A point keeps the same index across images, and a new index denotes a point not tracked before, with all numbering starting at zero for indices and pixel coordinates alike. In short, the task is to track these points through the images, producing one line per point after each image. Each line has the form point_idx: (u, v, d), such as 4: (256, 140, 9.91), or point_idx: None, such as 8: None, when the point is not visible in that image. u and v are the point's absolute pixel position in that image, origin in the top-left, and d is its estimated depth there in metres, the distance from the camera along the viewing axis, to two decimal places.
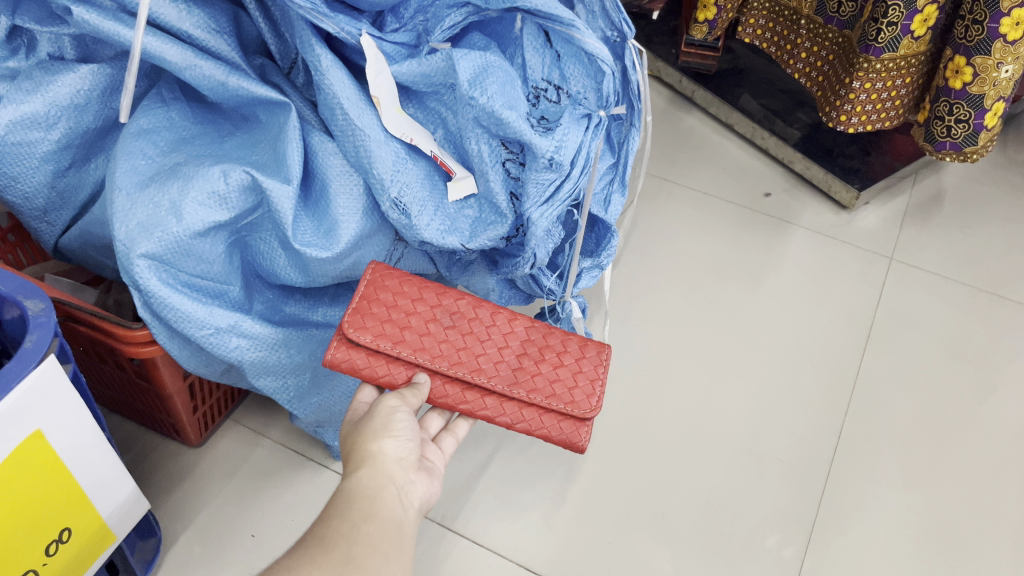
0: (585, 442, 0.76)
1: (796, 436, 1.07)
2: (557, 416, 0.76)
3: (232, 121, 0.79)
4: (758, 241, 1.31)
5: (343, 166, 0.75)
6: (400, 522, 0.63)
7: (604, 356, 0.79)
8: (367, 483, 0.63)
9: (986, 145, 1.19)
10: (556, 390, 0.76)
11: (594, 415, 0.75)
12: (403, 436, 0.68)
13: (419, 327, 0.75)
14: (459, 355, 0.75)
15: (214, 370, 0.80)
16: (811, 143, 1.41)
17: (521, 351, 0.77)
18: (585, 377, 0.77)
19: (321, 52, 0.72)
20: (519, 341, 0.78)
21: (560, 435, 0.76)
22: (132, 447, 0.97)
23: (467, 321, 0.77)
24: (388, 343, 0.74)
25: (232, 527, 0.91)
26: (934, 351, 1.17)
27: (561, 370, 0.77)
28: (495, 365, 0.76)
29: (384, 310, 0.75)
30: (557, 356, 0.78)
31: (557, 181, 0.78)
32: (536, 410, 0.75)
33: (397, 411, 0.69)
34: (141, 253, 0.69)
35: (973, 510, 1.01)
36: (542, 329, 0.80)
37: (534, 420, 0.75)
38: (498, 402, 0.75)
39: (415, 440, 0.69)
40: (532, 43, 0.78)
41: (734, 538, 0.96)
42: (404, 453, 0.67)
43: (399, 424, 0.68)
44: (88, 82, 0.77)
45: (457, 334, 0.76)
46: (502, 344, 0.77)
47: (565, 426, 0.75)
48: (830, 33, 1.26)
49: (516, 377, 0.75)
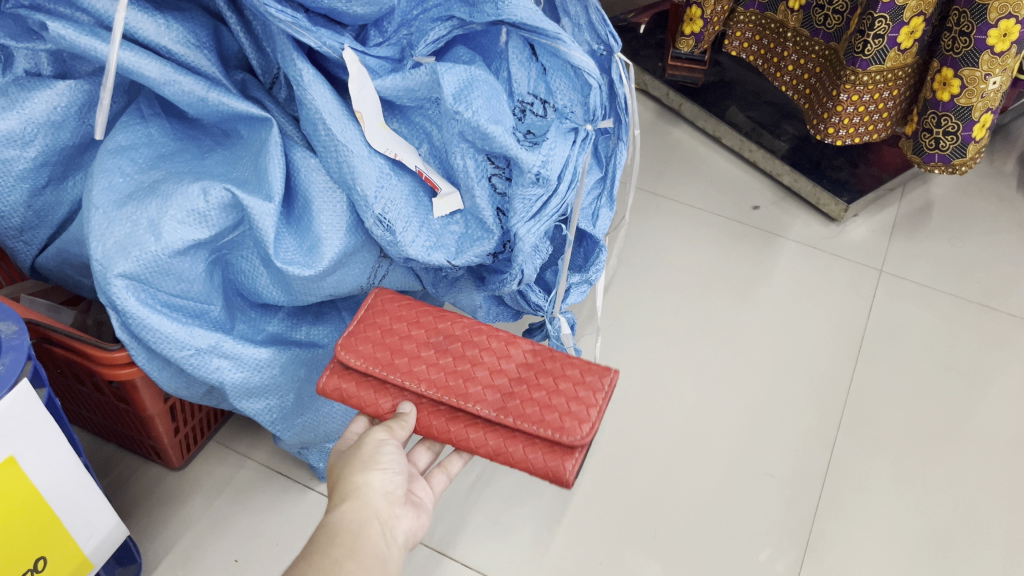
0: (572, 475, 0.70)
1: (789, 449, 1.05)
2: (544, 449, 0.70)
3: (213, 137, 0.78)
4: (747, 254, 1.30)
5: (326, 182, 0.74)
6: (384, 558, 0.62)
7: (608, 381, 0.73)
8: (350, 518, 0.62)
9: (974, 157, 1.18)
10: (544, 419, 0.70)
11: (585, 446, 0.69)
12: (386, 464, 0.66)
13: (410, 351, 0.74)
14: (449, 379, 0.72)
15: (195, 392, 0.78)
16: (799, 155, 1.41)
17: (518, 376, 0.73)
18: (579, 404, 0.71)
19: (302, 66, 0.70)
20: (516, 369, 0.73)
21: (541, 465, 0.70)
22: (112, 470, 0.95)
23: (460, 346, 0.75)
24: (377, 368, 0.73)
25: (213, 552, 0.89)
26: (925, 362, 1.17)
27: (556, 397, 0.71)
28: (485, 390, 0.72)
29: (378, 333, 0.75)
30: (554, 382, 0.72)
31: (544, 196, 0.77)
32: (523, 443, 0.70)
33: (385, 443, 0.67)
34: (118, 273, 0.68)
35: (968, 522, 1.00)
36: (543, 351, 0.75)
37: (523, 457, 0.70)
38: (482, 433, 0.71)
39: (402, 473, 0.67)
40: (518, 56, 0.77)
41: (727, 555, 0.95)
42: (390, 485, 0.66)
43: (387, 455, 0.66)
44: (66, 98, 0.75)
45: (449, 360, 0.74)
46: (497, 368, 0.73)
47: (552, 459, 0.70)
48: (816, 45, 1.26)
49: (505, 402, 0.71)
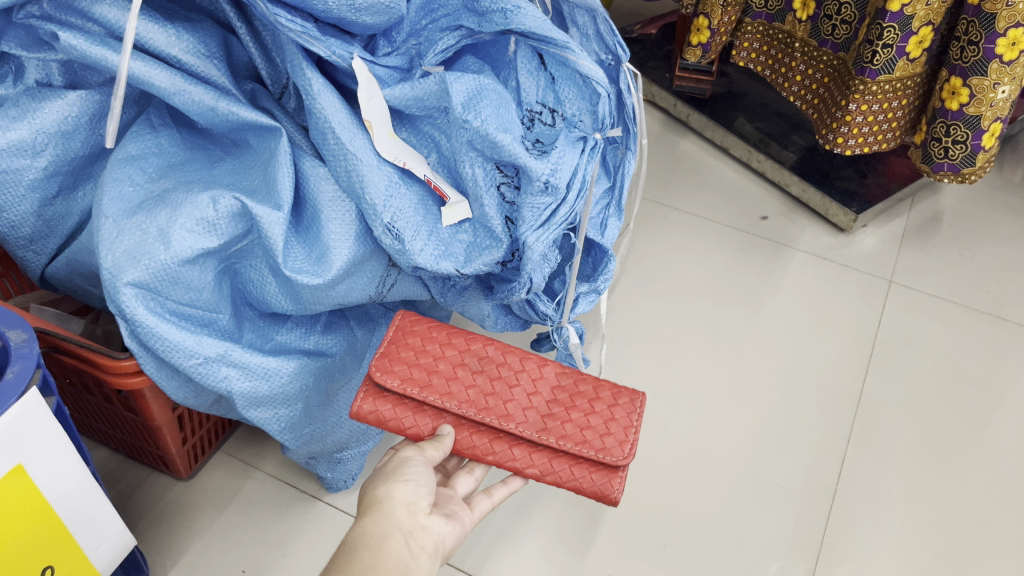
0: (618, 494, 0.74)
1: (799, 462, 1.05)
2: (589, 467, 0.74)
3: (222, 147, 0.78)
4: (756, 265, 1.30)
5: (335, 192, 0.74)
6: (410, 568, 0.61)
7: (640, 405, 0.77)
8: (373, 531, 0.61)
9: (984, 166, 1.18)
10: (587, 436, 0.74)
11: (626, 465, 0.73)
12: (407, 475, 0.66)
13: (447, 372, 0.76)
14: (487, 401, 0.75)
15: (203, 401, 0.78)
16: (807, 165, 1.41)
17: (553, 399, 0.76)
18: (618, 425, 0.75)
19: (311, 75, 0.71)
20: (551, 398, 0.76)
21: (585, 482, 0.74)
22: (119, 480, 0.95)
23: (495, 367, 0.77)
24: (415, 389, 0.74)
25: (220, 563, 0.88)
26: (936, 373, 1.16)
27: (593, 418, 0.75)
28: (524, 411, 0.75)
29: (412, 354, 0.77)
30: (589, 403, 0.76)
31: (552, 205, 0.76)
32: (569, 461, 0.74)
33: (410, 460, 0.68)
34: (128, 281, 0.68)
35: (981, 535, 0.99)
36: (572, 375, 0.78)
37: (564, 471, 0.74)
38: (527, 453, 0.74)
39: (429, 484, 0.67)
40: (527, 66, 0.77)
41: (736, 566, 0.94)
42: (414, 497, 0.65)
43: (411, 468, 0.67)
44: (76, 109, 0.76)
45: (485, 380, 0.76)
46: (532, 391, 0.76)
47: (598, 477, 0.74)
48: (824, 56, 1.26)
49: (545, 423, 0.74)
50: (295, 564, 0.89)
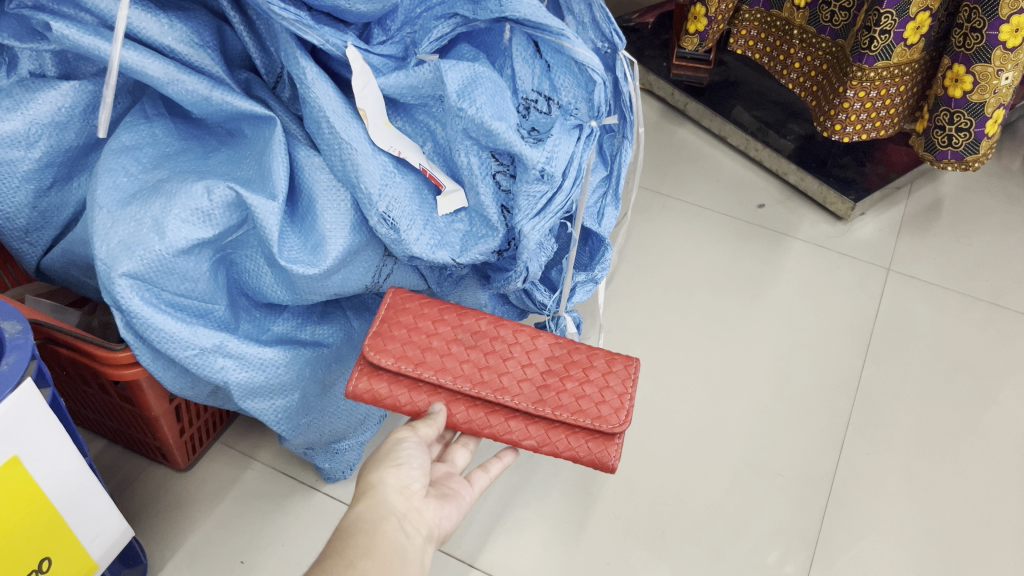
0: (615, 462, 0.74)
1: (798, 450, 1.05)
2: (584, 436, 0.74)
3: (218, 137, 0.78)
4: (754, 253, 1.30)
5: (330, 181, 0.74)
6: (404, 550, 0.61)
7: (633, 369, 0.78)
8: (365, 517, 0.61)
9: (987, 153, 1.17)
10: (583, 406, 0.74)
11: (623, 431, 0.73)
12: (399, 459, 0.66)
13: (441, 348, 0.76)
14: (482, 375, 0.75)
15: (200, 392, 0.78)
16: (805, 153, 1.40)
17: (546, 369, 0.77)
18: (612, 393, 0.76)
19: (306, 65, 0.70)
20: (545, 368, 0.76)
21: (582, 450, 0.74)
22: (118, 471, 0.94)
23: (489, 342, 0.77)
24: (410, 367, 0.74)
25: (220, 553, 0.88)
26: (934, 362, 1.16)
27: (587, 387, 0.76)
28: (519, 383, 0.75)
29: (405, 333, 0.76)
30: (583, 372, 0.77)
31: (548, 193, 0.75)
32: (564, 431, 0.74)
33: (403, 441, 0.68)
34: (123, 272, 0.68)
35: (980, 521, 0.99)
36: (565, 346, 0.79)
37: (559, 442, 0.74)
38: (523, 424, 0.74)
39: (423, 466, 0.67)
40: (522, 53, 0.77)
41: (736, 555, 0.94)
42: (408, 481, 0.65)
43: (404, 451, 0.67)
44: (70, 99, 0.75)
45: (479, 354, 0.76)
46: (525, 362, 0.77)
47: (593, 445, 0.74)
48: (823, 42, 1.26)
49: (540, 394, 0.75)
50: (294, 554, 0.89)
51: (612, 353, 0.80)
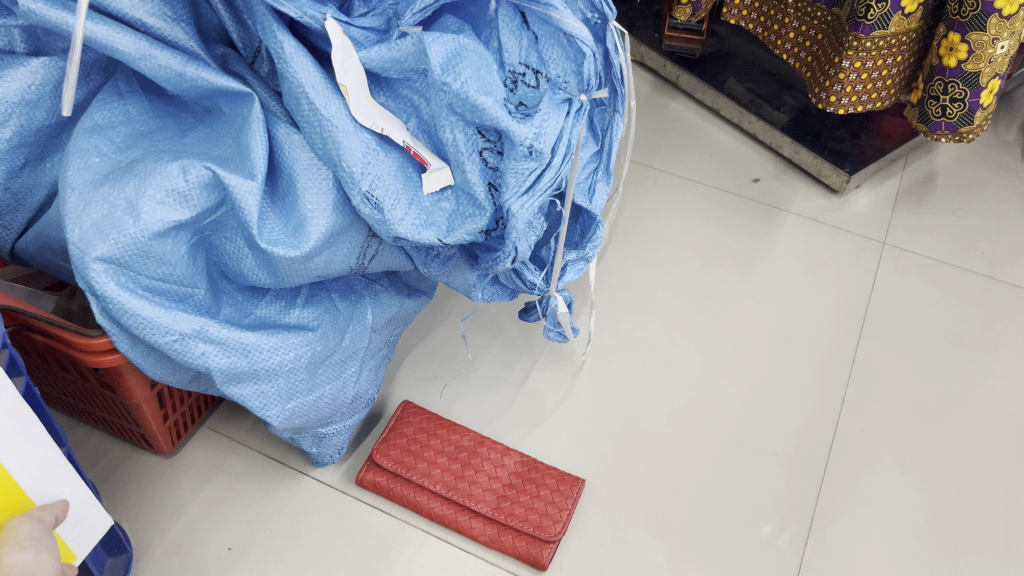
0: (547, 561, 0.88)
1: (793, 427, 1.03)
2: (527, 539, 0.89)
3: (194, 114, 0.75)
4: (747, 227, 1.28)
5: (311, 159, 0.71)
6: None
7: (578, 490, 0.92)
8: None
9: (981, 124, 1.16)
10: (528, 515, 0.90)
11: (558, 540, 0.88)
12: (26, 542, 0.59)
13: (431, 457, 0.93)
14: (457, 482, 0.91)
15: (182, 377, 0.76)
16: (800, 126, 1.38)
17: (509, 483, 0.92)
18: (555, 507, 0.90)
19: (283, 38, 0.68)
20: (511, 472, 0.93)
21: (524, 552, 0.88)
22: (101, 457, 0.93)
23: (469, 456, 0.94)
24: (404, 469, 0.92)
25: (208, 540, 0.87)
26: (929, 336, 1.14)
27: (536, 501, 0.91)
28: (484, 491, 0.91)
29: (405, 441, 0.94)
30: (536, 488, 0.92)
31: (537, 169, 0.73)
32: (512, 534, 0.89)
33: (23, 520, 0.60)
34: (96, 256, 0.66)
35: (974, 496, 0.99)
36: (530, 463, 0.94)
37: (503, 539, 0.89)
38: (482, 524, 0.89)
39: (53, 550, 0.61)
40: (509, 24, 0.74)
41: (731, 533, 0.93)
42: (36, 564, 0.59)
43: (26, 533, 0.60)
44: (40, 76, 0.72)
45: (457, 466, 0.93)
46: (494, 476, 0.92)
47: (533, 547, 0.88)
48: (818, 11, 1.22)
49: (499, 502, 0.90)
50: (284, 539, 0.88)
51: (566, 473, 0.95)
